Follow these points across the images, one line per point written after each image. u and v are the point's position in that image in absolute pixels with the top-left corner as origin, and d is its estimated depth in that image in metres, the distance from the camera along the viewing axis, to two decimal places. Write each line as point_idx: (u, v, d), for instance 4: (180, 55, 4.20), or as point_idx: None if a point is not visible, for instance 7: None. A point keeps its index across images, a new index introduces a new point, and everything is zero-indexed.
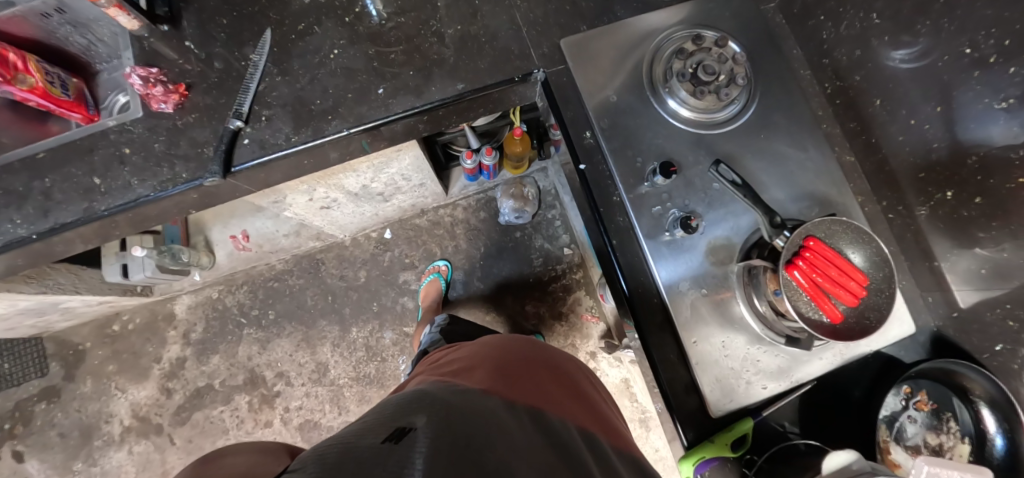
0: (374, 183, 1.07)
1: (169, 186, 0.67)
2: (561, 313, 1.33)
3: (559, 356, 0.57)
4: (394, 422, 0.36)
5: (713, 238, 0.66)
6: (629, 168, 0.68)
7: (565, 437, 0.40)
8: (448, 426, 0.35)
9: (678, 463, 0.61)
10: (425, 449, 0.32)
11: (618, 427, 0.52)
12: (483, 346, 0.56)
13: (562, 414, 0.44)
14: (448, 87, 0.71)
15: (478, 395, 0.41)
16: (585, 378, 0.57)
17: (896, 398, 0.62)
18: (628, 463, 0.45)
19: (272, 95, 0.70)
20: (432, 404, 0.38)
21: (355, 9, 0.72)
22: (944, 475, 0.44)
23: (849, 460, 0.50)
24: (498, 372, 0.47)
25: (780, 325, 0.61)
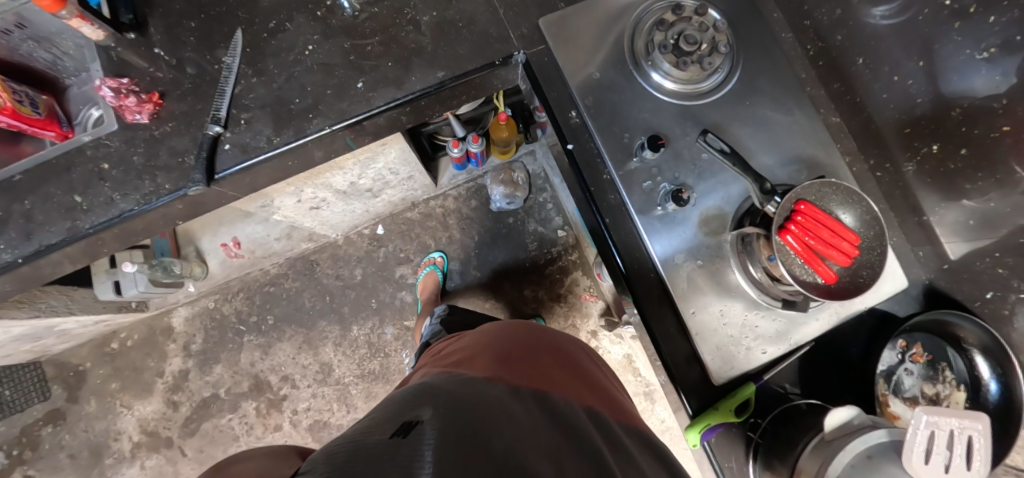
0: (362, 179, 1.06)
1: (152, 198, 0.66)
2: (559, 295, 1.33)
3: (560, 338, 0.58)
4: (400, 417, 0.36)
5: (705, 209, 0.66)
6: (617, 145, 0.68)
7: (572, 417, 0.40)
8: (454, 416, 0.35)
9: (684, 431, 0.62)
10: (433, 440, 0.32)
11: (623, 403, 0.52)
12: (484, 334, 0.55)
13: (567, 394, 0.44)
14: (429, 76, 0.70)
15: (482, 383, 0.41)
16: (587, 357, 0.57)
17: (892, 353, 0.64)
18: (636, 438, 0.45)
19: (249, 97, 0.69)
20: (437, 396, 0.38)
21: (327, 2, 0.71)
22: (943, 422, 0.43)
23: (850, 416, 0.50)
24: (501, 359, 0.47)
25: (776, 290, 0.62)
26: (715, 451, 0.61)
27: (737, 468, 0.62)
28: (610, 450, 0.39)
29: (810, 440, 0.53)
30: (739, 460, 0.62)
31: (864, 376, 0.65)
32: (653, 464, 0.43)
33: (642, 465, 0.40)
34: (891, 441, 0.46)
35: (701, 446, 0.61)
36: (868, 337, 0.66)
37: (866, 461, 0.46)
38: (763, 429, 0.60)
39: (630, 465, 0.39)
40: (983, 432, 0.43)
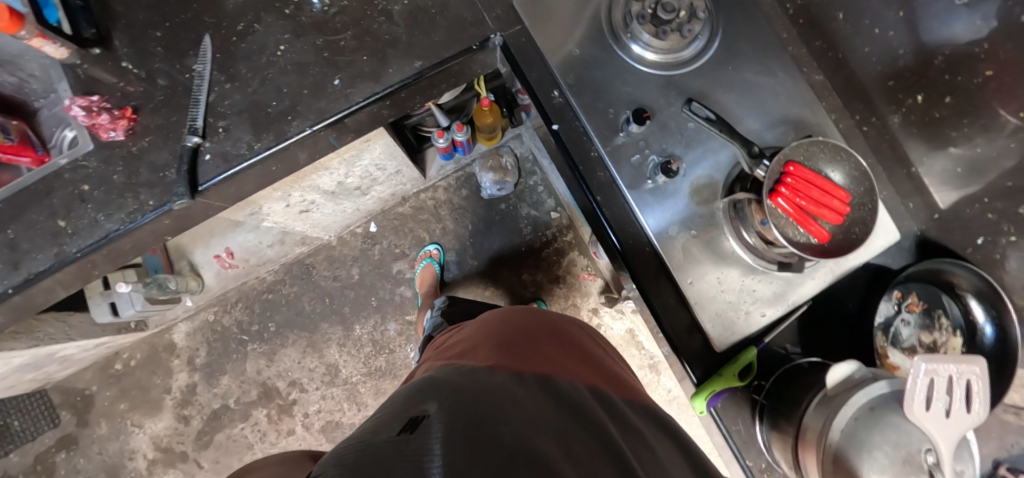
0: (349, 178, 1.05)
1: (137, 216, 0.65)
2: (558, 276, 1.34)
3: (560, 320, 0.58)
4: (406, 413, 0.36)
5: (696, 178, 0.65)
6: (603, 120, 0.67)
7: (577, 398, 0.40)
8: (459, 407, 0.35)
9: (691, 400, 0.63)
10: (441, 433, 0.32)
11: (627, 378, 0.53)
12: (484, 323, 0.56)
13: (571, 376, 0.44)
14: (406, 67, 0.68)
15: (484, 372, 0.41)
16: (588, 336, 0.58)
17: (889, 304, 0.65)
18: (642, 412, 0.46)
19: (225, 104, 0.67)
20: (441, 390, 0.38)
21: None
22: (942, 370, 0.44)
23: (852, 370, 0.51)
24: (502, 346, 0.47)
25: (771, 253, 0.62)
26: (722, 416, 0.62)
27: (745, 431, 0.62)
28: (616, 427, 0.39)
29: (812, 397, 0.53)
30: (746, 423, 0.62)
31: (863, 330, 0.66)
32: (660, 436, 0.43)
33: (649, 438, 0.40)
34: (892, 391, 0.48)
35: (707, 413, 0.62)
36: (864, 291, 0.66)
37: (868, 413, 0.47)
38: (766, 391, 0.61)
39: (637, 440, 0.39)
40: (980, 376, 0.45)
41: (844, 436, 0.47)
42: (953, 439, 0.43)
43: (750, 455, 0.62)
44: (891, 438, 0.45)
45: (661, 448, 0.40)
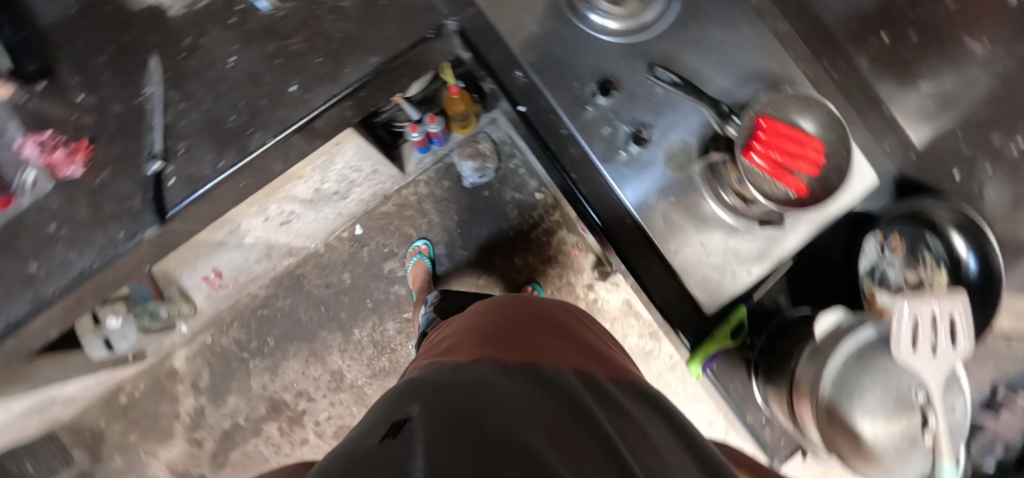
0: (326, 183, 1.03)
1: (110, 249, 0.64)
2: (549, 256, 1.33)
3: (543, 307, 0.58)
4: (389, 417, 0.36)
5: (669, 144, 0.65)
6: (569, 95, 0.64)
7: (563, 384, 0.40)
8: (440, 406, 0.35)
9: (687, 365, 0.64)
10: (424, 434, 0.32)
11: (614, 356, 0.53)
12: (469, 318, 0.56)
13: (556, 361, 0.45)
14: (363, 64, 0.66)
15: (467, 368, 0.41)
16: (573, 319, 0.58)
17: (874, 246, 0.65)
18: (629, 387, 0.46)
19: (182, 125, 0.66)
20: (424, 390, 0.38)
21: (238, 7, 0.66)
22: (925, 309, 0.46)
23: (838, 320, 0.51)
24: (486, 340, 0.48)
25: (750, 210, 0.62)
26: (718, 377, 0.63)
27: (740, 388, 0.64)
28: (602, 406, 0.40)
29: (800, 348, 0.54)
30: (741, 381, 0.64)
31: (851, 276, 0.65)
32: (647, 410, 0.43)
33: (635, 414, 0.40)
34: (879, 335, 0.48)
35: (703, 376, 0.63)
36: (848, 237, 0.66)
37: (858, 360, 0.47)
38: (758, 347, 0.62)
39: (624, 417, 0.39)
40: (960, 308, 0.47)
41: (836, 387, 0.47)
42: (941, 374, 0.46)
43: (748, 411, 0.64)
44: (883, 381, 0.46)
45: (650, 423, 0.41)
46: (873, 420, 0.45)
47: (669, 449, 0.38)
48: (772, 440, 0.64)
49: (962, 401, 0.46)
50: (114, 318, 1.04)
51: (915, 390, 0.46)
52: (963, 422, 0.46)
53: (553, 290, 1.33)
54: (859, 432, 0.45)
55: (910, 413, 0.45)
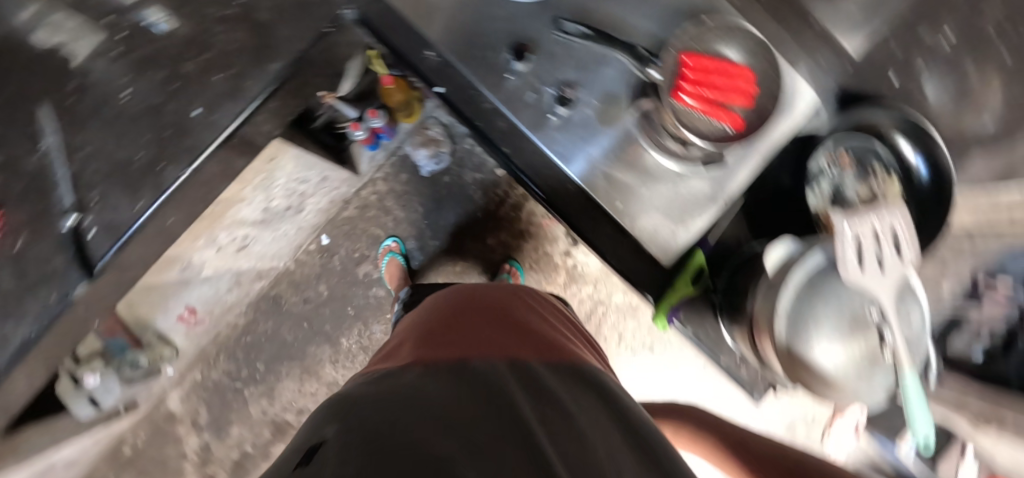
0: (274, 201, 0.99)
1: (45, 315, 0.61)
2: (521, 230, 1.31)
3: (483, 302, 0.61)
4: (309, 439, 0.37)
5: (598, 100, 0.61)
6: (486, 67, 0.61)
7: (486, 379, 0.43)
8: (355, 423, 0.36)
9: (653, 319, 0.63)
10: (337, 452, 0.33)
11: (552, 336, 0.56)
12: (408, 326, 0.59)
13: (484, 355, 0.48)
14: (266, 71, 0.62)
15: (394, 379, 0.43)
16: (513, 307, 0.60)
17: (827, 162, 0.62)
18: (562, 367, 0.49)
19: (89, 172, 0.60)
20: (345, 405, 0.40)
21: (121, 32, 0.61)
22: (863, 226, 0.47)
23: (787, 250, 0.49)
24: (418, 346, 0.50)
25: (691, 153, 0.61)
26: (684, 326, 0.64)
27: (707, 332, 0.64)
28: (527, 395, 0.43)
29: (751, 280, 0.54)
30: (708, 324, 0.64)
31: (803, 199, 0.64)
32: (576, 386, 0.46)
33: (561, 395, 0.43)
34: (826, 258, 0.48)
35: (671, 326, 0.63)
36: (795, 160, 0.64)
37: (808, 288, 0.47)
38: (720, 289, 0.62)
39: (548, 403, 0.42)
40: (901, 220, 0.48)
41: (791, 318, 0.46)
42: (891, 289, 0.46)
43: (719, 353, 0.64)
44: (835, 303, 0.46)
45: (574, 397, 0.44)
46: (829, 345, 0.45)
47: (591, 426, 0.41)
48: (747, 377, 0.65)
49: (920, 309, 0.46)
50: (89, 375, 1.06)
51: (870, 306, 0.46)
52: (923, 329, 0.47)
53: (531, 263, 1.31)
54: (819, 353, 0.45)
55: (868, 329, 0.45)
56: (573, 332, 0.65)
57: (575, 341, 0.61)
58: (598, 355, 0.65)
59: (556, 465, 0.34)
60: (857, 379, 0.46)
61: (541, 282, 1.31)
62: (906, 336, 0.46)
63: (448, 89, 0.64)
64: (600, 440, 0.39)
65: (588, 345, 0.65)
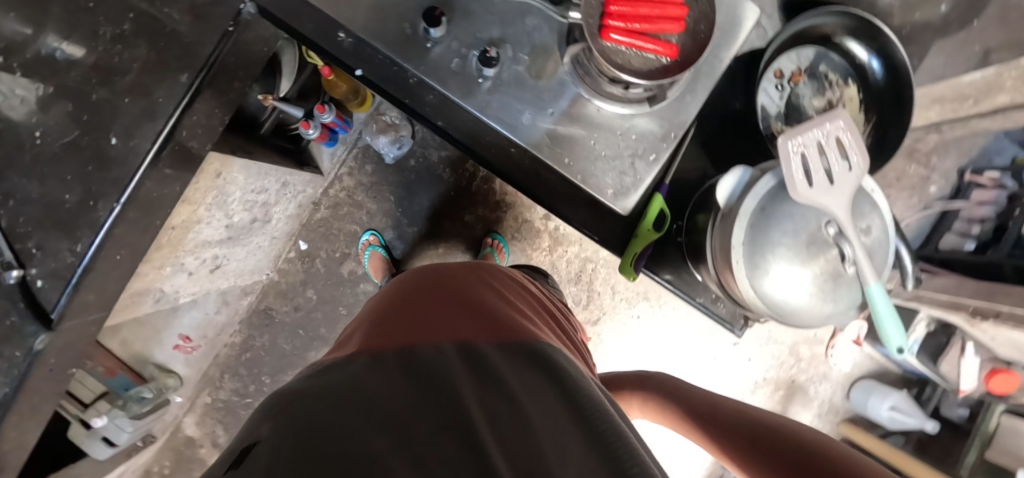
0: (235, 216, 0.94)
1: (15, 372, 0.58)
2: (497, 201, 1.28)
3: (437, 281, 0.64)
4: (242, 439, 0.41)
5: (526, 54, 0.59)
6: (399, 40, 0.58)
7: (435, 369, 0.47)
8: (287, 421, 0.40)
9: (619, 270, 0.65)
10: (266, 450, 0.38)
11: (503, 310, 0.59)
12: (369, 307, 0.63)
13: (436, 341, 0.52)
14: (173, 86, 0.61)
15: (339, 373, 0.47)
16: (466, 283, 0.64)
17: (785, 83, 0.68)
18: (512, 346, 0.52)
19: (21, 222, 0.57)
20: (280, 402, 0.44)
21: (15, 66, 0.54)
22: (804, 137, 0.49)
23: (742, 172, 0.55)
24: (371, 332, 0.54)
25: (631, 93, 0.57)
26: (654, 270, 0.67)
27: (679, 272, 0.68)
28: (474, 384, 0.47)
29: (712, 211, 0.59)
30: (680, 264, 0.68)
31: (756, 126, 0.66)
32: (524, 365, 0.50)
33: (507, 380, 0.47)
34: (777, 182, 0.52)
35: (639, 274, 0.64)
36: (744, 88, 0.65)
37: (760, 211, 0.52)
38: (686, 228, 0.65)
39: (495, 390, 0.46)
40: (845, 128, 0.49)
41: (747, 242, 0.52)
42: (841, 200, 0.48)
43: (696, 292, 0.68)
44: (787, 223, 0.50)
45: (520, 381, 0.48)
46: (795, 275, 0.49)
47: (537, 407, 0.45)
48: (727, 313, 0.69)
49: (867, 217, 0.50)
50: (99, 415, 1.00)
51: (822, 223, 0.49)
52: (873, 236, 0.50)
53: (513, 232, 1.29)
54: (776, 282, 0.50)
55: (821, 246, 0.49)
56: (530, 299, 0.68)
57: (530, 309, 0.65)
58: (555, 318, 0.68)
59: (492, 455, 0.38)
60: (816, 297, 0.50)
61: (527, 249, 1.29)
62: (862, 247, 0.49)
63: (366, 69, 0.64)
64: (540, 419, 0.43)
65: (546, 309, 0.69)
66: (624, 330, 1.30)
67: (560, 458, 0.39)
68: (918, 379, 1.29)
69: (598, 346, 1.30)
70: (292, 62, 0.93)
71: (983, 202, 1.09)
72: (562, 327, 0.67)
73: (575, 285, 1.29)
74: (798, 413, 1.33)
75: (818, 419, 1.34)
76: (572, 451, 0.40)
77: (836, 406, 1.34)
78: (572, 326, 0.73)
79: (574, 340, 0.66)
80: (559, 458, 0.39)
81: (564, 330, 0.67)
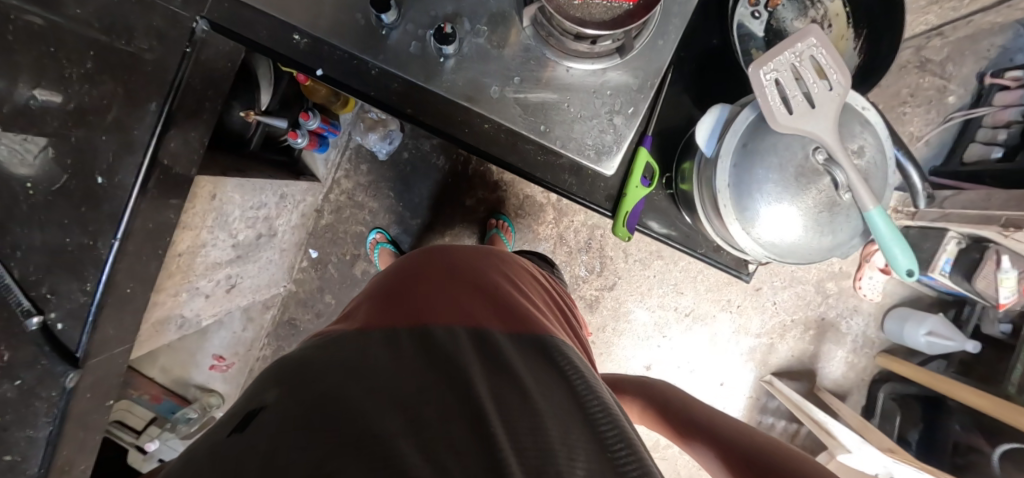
0: (239, 234, 0.95)
1: (56, 411, 0.61)
2: (495, 181, 1.26)
3: (446, 260, 0.64)
4: (248, 406, 0.43)
5: (484, 25, 0.58)
6: (358, 31, 0.59)
7: (445, 347, 0.48)
8: (295, 392, 0.42)
9: (614, 232, 0.67)
10: (272, 421, 0.39)
11: (512, 296, 0.59)
12: (377, 280, 0.64)
13: (446, 321, 0.52)
14: (144, 116, 0.62)
15: (351, 345, 0.48)
16: (472, 265, 0.64)
17: (765, 9, 0.71)
18: (524, 337, 0.52)
19: (31, 271, 0.58)
20: (288, 371, 0.45)
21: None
22: (772, 64, 0.52)
23: (724, 109, 0.59)
24: (380, 306, 0.55)
25: (599, 48, 0.55)
26: (652, 227, 0.71)
27: (677, 226, 0.71)
28: (485, 369, 0.47)
29: (698, 157, 0.62)
30: (676, 218, 0.71)
31: (732, 61, 0.67)
32: (535, 359, 0.50)
33: (520, 370, 0.47)
34: (756, 115, 0.56)
35: (634, 234, 0.67)
36: (721, 23, 0.67)
37: (743, 150, 0.56)
38: (675, 179, 0.69)
39: (506, 375, 0.46)
40: (818, 46, 0.52)
41: (734, 182, 0.56)
42: (824, 126, 0.51)
43: (697, 245, 0.72)
44: (772, 157, 0.54)
45: (531, 370, 0.48)
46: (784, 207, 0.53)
47: (547, 399, 0.45)
48: (731, 261, 0.72)
49: (849, 141, 0.54)
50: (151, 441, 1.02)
51: (804, 148, 0.53)
52: (858, 159, 0.54)
53: (515, 210, 1.28)
54: (767, 217, 0.54)
55: (805, 172, 0.53)
56: (535, 288, 0.68)
57: (536, 298, 0.64)
58: (559, 310, 0.68)
59: (502, 443, 0.38)
60: (811, 225, 0.54)
61: (532, 225, 1.28)
62: (856, 170, 0.52)
63: (326, 67, 0.63)
64: (552, 413, 0.43)
65: (551, 301, 0.68)
66: (642, 291, 1.28)
67: (568, 459, 0.39)
68: (954, 299, 1.25)
69: (619, 311, 1.30)
70: (268, 74, 0.90)
71: (1009, 104, 1.02)
72: (568, 322, 0.67)
73: (585, 253, 1.27)
74: (832, 350, 1.30)
75: (853, 354, 1.30)
76: (580, 452, 0.40)
77: (870, 339, 1.30)
78: (578, 321, 0.73)
79: (578, 335, 0.66)
80: (567, 459, 0.39)
81: (568, 323, 0.66)
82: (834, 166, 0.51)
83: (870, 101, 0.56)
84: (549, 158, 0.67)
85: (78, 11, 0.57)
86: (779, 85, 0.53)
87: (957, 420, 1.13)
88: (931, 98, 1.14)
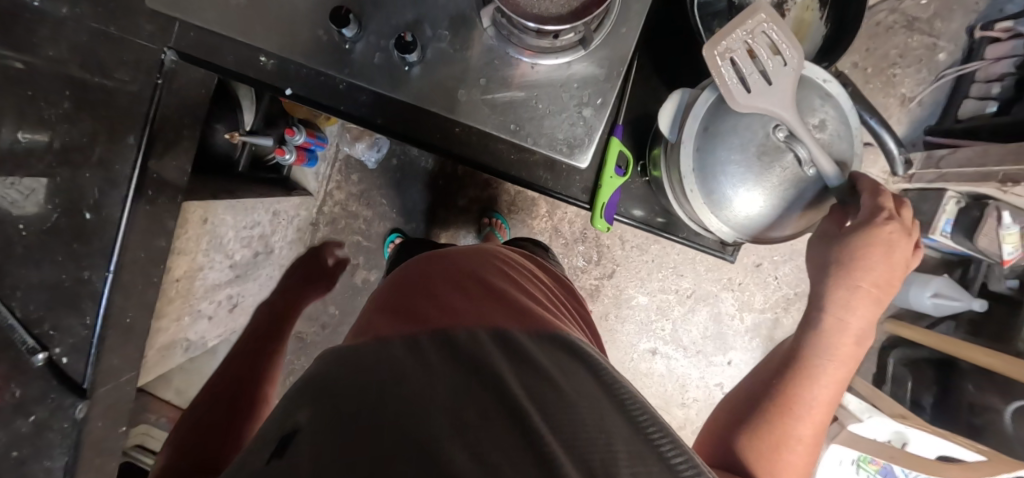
0: (235, 253, 0.97)
1: (70, 441, 0.61)
2: (486, 179, 1.26)
3: (453, 267, 0.64)
4: (283, 427, 0.41)
5: (447, 28, 0.58)
6: (320, 48, 0.60)
7: (472, 351, 0.48)
8: (328, 411, 0.40)
9: (593, 224, 0.67)
10: (309, 445, 0.37)
11: (523, 298, 0.59)
12: (383, 292, 0.64)
13: (463, 325, 0.52)
14: (126, 150, 0.62)
15: (375, 354, 0.48)
16: (480, 269, 0.64)
17: None
18: (542, 333, 0.52)
19: (32, 309, 0.58)
20: (317, 394, 0.44)
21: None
22: (727, 43, 0.51)
23: (682, 95, 0.60)
24: (394, 317, 0.55)
25: (559, 42, 0.55)
26: (632, 215, 0.71)
27: (657, 211, 0.71)
28: (509, 364, 0.46)
29: (665, 142, 0.63)
30: (655, 203, 0.71)
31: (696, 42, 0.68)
32: (556, 349, 0.50)
33: (542, 361, 0.47)
34: (716, 97, 0.58)
35: (613, 224, 0.67)
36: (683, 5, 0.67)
37: (704, 132, 0.57)
38: (648, 166, 0.69)
39: (531, 368, 0.46)
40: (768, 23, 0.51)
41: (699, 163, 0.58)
42: (782, 105, 0.52)
43: (679, 230, 0.72)
44: (738, 144, 0.56)
45: (553, 361, 0.48)
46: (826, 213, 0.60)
47: (575, 386, 0.44)
48: (714, 243, 0.72)
49: (810, 115, 0.55)
50: None
51: (765, 126, 0.54)
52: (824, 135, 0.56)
53: (509, 206, 1.28)
54: (739, 200, 0.56)
55: (767, 149, 0.55)
56: (540, 286, 0.68)
57: (545, 297, 0.65)
58: (567, 306, 0.68)
59: (543, 434, 0.37)
60: (785, 201, 0.56)
61: (526, 220, 1.28)
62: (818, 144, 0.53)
63: (295, 86, 0.64)
64: (583, 400, 0.42)
65: (558, 299, 0.68)
66: (641, 276, 1.29)
67: (609, 443, 0.38)
68: (959, 259, 1.23)
69: (620, 297, 1.30)
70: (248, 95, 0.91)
71: (1000, 57, 1.01)
72: (577, 319, 0.67)
73: (582, 244, 1.28)
74: None
75: None
76: (618, 435, 0.39)
77: None
78: (585, 315, 0.72)
79: (587, 332, 0.66)
80: (608, 444, 0.38)
81: (577, 320, 0.66)
82: (795, 142, 0.53)
83: (831, 73, 0.57)
84: (523, 155, 0.67)
85: (53, 51, 0.59)
86: (734, 65, 0.52)
87: (970, 380, 1.12)
88: (920, 57, 1.12)
